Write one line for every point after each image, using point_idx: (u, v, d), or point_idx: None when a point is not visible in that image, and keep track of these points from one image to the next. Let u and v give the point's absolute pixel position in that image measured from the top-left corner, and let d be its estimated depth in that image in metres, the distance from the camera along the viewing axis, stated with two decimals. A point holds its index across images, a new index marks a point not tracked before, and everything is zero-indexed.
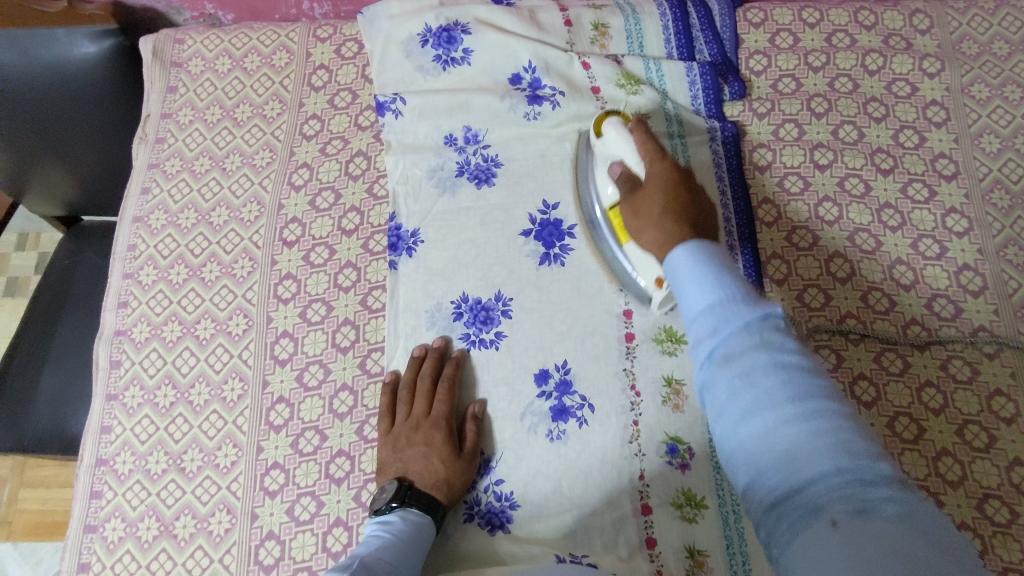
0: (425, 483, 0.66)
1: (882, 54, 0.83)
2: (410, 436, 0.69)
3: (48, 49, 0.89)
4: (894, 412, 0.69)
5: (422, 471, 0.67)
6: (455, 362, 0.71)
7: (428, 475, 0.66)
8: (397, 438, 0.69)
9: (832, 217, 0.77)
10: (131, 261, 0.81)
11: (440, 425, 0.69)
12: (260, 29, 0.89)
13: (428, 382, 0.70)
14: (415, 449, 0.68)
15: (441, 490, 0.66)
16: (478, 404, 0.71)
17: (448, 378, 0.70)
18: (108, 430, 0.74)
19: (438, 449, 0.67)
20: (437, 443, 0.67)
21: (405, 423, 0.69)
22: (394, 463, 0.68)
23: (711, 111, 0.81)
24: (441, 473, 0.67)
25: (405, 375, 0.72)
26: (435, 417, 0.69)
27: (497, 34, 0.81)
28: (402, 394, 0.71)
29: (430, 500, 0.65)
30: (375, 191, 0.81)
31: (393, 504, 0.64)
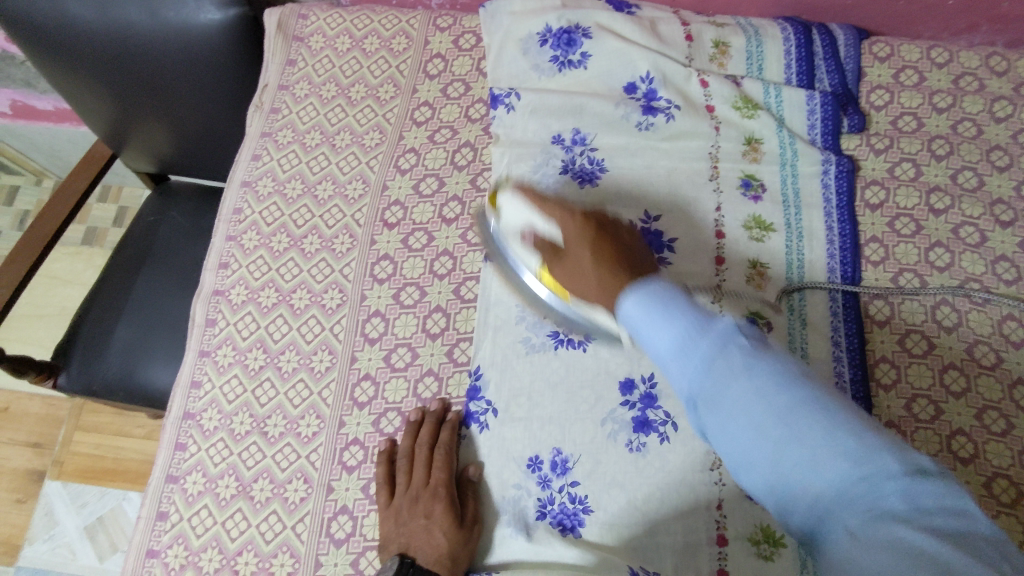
0: (429, 558, 0.63)
1: (1013, 102, 0.80)
2: (411, 508, 0.66)
3: (176, 13, 0.92)
4: (993, 472, 0.66)
5: (423, 545, 0.64)
6: (451, 427, 0.70)
7: (431, 549, 0.63)
8: (397, 512, 0.66)
9: (943, 262, 0.75)
10: (235, 224, 0.83)
11: (440, 494, 0.66)
12: (382, 13, 0.91)
13: (427, 449, 0.68)
14: (415, 521, 0.65)
15: (444, 566, 0.62)
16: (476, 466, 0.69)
17: (445, 445, 0.68)
18: (197, 385, 0.76)
19: (439, 520, 0.64)
20: (438, 513, 0.65)
21: (404, 495, 0.67)
22: (397, 538, 0.65)
23: (827, 142, 0.80)
24: (444, 547, 0.63)
25: (402, 443, 0.70)
26: (434, 486, 0.66)
27: (618, 41, 0.81)
28: (401, 463, 0.69)
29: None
30: (478, 183, 0.82)
31: None
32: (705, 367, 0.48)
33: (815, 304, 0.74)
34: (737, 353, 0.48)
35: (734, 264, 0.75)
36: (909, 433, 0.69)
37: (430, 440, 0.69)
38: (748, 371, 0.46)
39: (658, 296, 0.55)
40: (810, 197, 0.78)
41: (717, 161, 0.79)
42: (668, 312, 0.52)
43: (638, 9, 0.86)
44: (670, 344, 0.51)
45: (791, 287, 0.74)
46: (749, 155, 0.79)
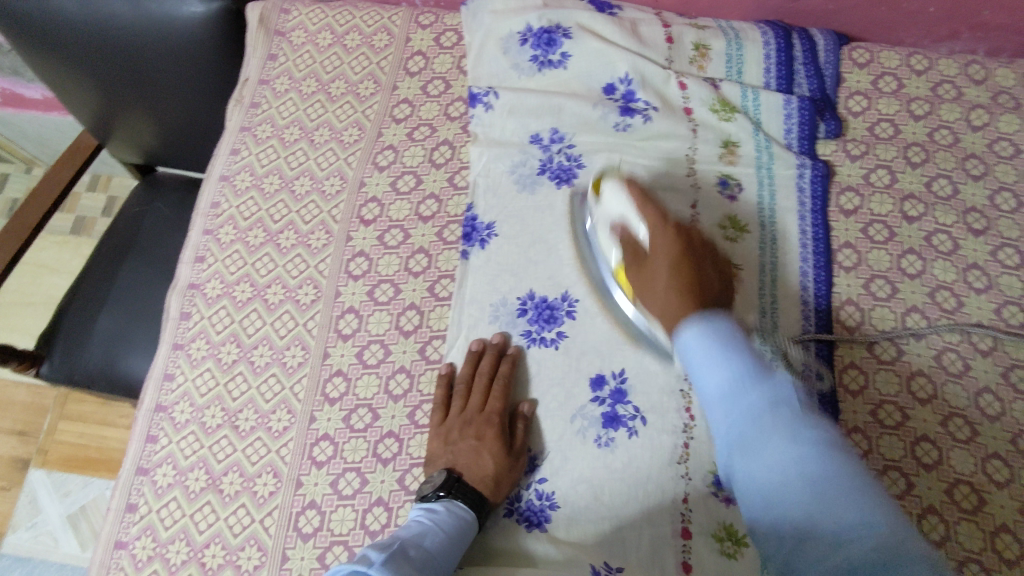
0: (474, 477, 0.66)
1: (989, 111, 0.81)
2: (462, 429, 0.69)
3: (160, 6, 0.92)
4: (955, 479, 0.67)
5: (471, 465, 0.67)
6: (512, 361, 0.71)
7: (477, 470, 0.66)
8: (448, 431, 0.69)
9: (915, 270, 0.75)
10: (212, 218, 0.83)
11: (492, 422, 0.69)
12: (365, 9, 0.91)
13: (486, 379, 0.71)
14: (465, 442, 0.68)
15: (487, 486, 0.66)
16: (529, 403, 0.71)
17: (504, 376, 0.70)
18: (170, 378, 0.76)
19: (488, 444, 0.67)
20: (488, 438, 0.68)
21: (458, 416, 0.70)
22: (446, 454, 0.68)
23: (803, 147, 0.80)
24: (490, 469, 0.66)
25: (462, 370, 0.72)
26: (488, 413, 0.69)
27: (598, 42, 0.81)
28: (459, 389, 0.71)
29: (476, 496, 0.65)
30: (456, 181, 0.82)
31: (439, 494, 0.64)
32: (744, 414, 0.52)
33: (787, 308, 0.74)
34: (783, 416, 0.52)
35: None
36: (874, 438, 0.69)
37: (491, 371, 0.71)
38: (766, 405, 0.53)
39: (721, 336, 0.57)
40: (785, 201, 0.78)
41: (694, 163, 0.79)
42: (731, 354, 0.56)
43: (620, 10, 0.86)
44: (702, 368, 0.56)
45: (764, 291, 0.75)
46: (725, 158, 0.79)
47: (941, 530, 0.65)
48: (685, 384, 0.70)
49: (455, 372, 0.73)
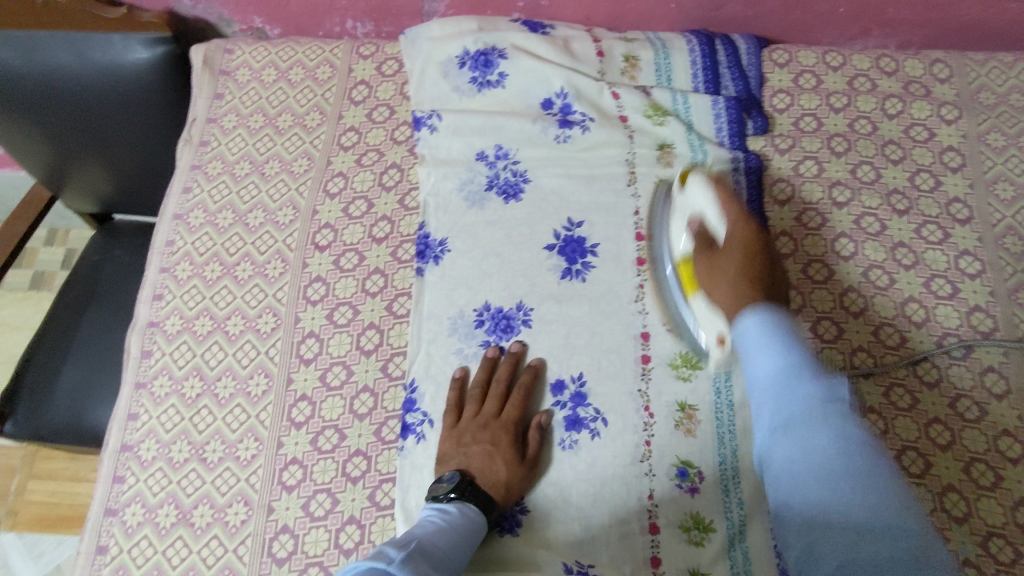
0: (485, 482, 0.66)
1: (902, 99, 0.86)
2: (476, 434, 0.70)
3: (103, 53, 0.94)
4: (902, 445, 0.70)
5: (483, 468, 0.67)
6: (534, 372, 0.73)
7: (489, 474, 0.67)
8: (462, 434, 0.70)
9: (848, 252, 0.79)
10: (168, 256, 0.84)
11: (508, 428, 0.70)
12: (306, 44, 0.94)
13: (503, 386, 0.72)
14: (479, 446, 0.69)
15: (499, 491, 0.66)
16: (545, 414, 0.72)
17: (524, 386, 0.72)
18: (134, 417, 0.76)
19: (502, 449, 0.68)
20: (504, 445, 0.68)
21: (473, 420, 0.70)
22: (457, 456, 0.68)
23: (734, 143, 0.84)
24: (503, 474, 0.67)
25: (476, 375, 0.73)
26: (505, 421, 0.70)
27: (532, 60, 0.85)
28: (474, 392, 0.72)
29: (488, 500, 0.65)
30: (406, 202, 0.84)
31: (452, 496, 0.64)
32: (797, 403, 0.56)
33: None
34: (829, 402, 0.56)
35: (654, 265, 0.78)
36: None
37: (508, 378, 0.72)
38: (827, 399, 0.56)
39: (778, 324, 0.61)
40: None
41: (634, 167, 0.83)
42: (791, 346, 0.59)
43: (552, 29, 0.90)
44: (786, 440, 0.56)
45: None
46: (663, 159, 0.83)
47: None
48: (643, 384, 0.73)
49: (469, 376, 0.74)
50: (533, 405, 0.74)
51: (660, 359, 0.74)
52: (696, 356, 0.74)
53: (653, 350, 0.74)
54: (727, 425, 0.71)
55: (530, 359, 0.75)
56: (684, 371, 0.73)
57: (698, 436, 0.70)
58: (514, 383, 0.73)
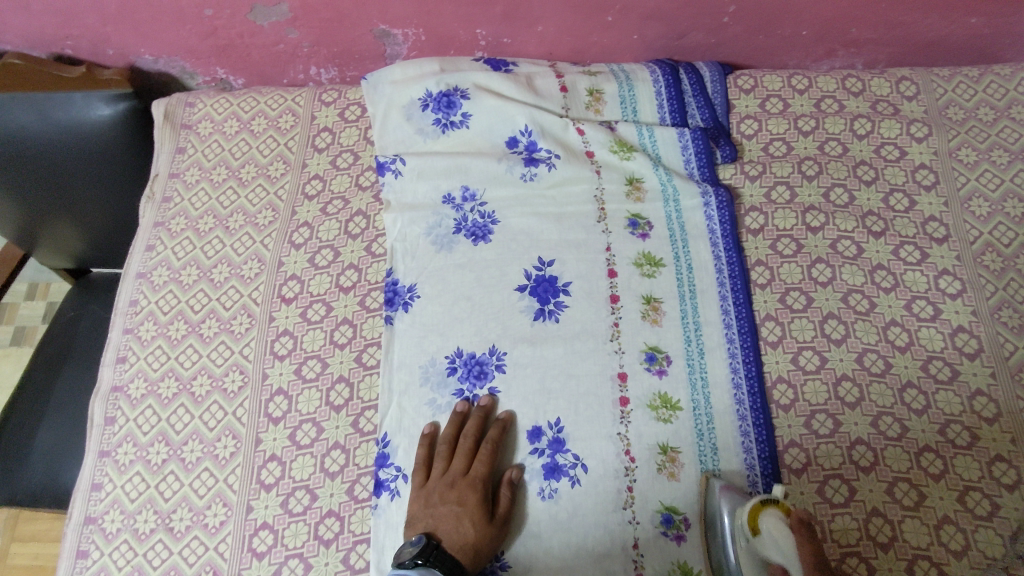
0: (454, 545, 0.64)
1: (870, 119, 0.85)
2: (444, 493, 0.67)
3: (64, 112, 0.93)
4: (893, 477, 0.68)
5: (452, 531, 0.64)
6: (502, 426, 0.70)
7: (457, 537, 0.64)
8: (429, 493, 0.67)
9: (825, 277, 0.78)
10: (132, 317, 0.82)
11: (476, 487, 0.67)
12: (268, 93, 0.93)
13: (472, 441, 0.69)
14: (447, 507, 0.66)
15: (468, 555, 0.63)
16: (516, 470, 0.69)
17: (493, 441, 0.69)
18: (98, 487, 0.74)
19: (470, 510, 0.65)
20: (472, 504, 0.66)
21: (441, 479, 0.68)
22: (425, 518, 0.66)
23: (705, 174, 0.83)
24: (471, 537, 0.64)
25: (445, 430, 0.71)
26: (473, 478, 0.67)
27: (495, 99, 0.84)
28: (441, 449, 0.70)
29: (455, 564, 0.62)
30: (374, 249, 0.83)
31: (416, 561, 0.61)
32: None
33: (711, 333, 0.75)
34: None
35: (628, 302, 0.77)
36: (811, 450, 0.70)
37: (477, 433, 0.69)
38: None
39: None
40: (695, 228, 0.80)
41: (603, 203, 0.81)
42: None
43: (515, 66, 0.89)
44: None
45: (686, 319, 0.76)
46: (632, 195, 0.82)
47: (888, 531, 0.66)
48: (623, 427, 0.71)
49: (439, 432, 0.71)
50: (504, 458, 0.71)
51: (638, 400, 0.72)
52: (675, 396, 0.72)
53: (631, 392, 0.72)
54: (711, 467, 0.69)
55: (500, 411, 0.72)
56: (663, 411, 0.71)
57: (682, 479, 0.69)
58: (483, 437, 0.70)
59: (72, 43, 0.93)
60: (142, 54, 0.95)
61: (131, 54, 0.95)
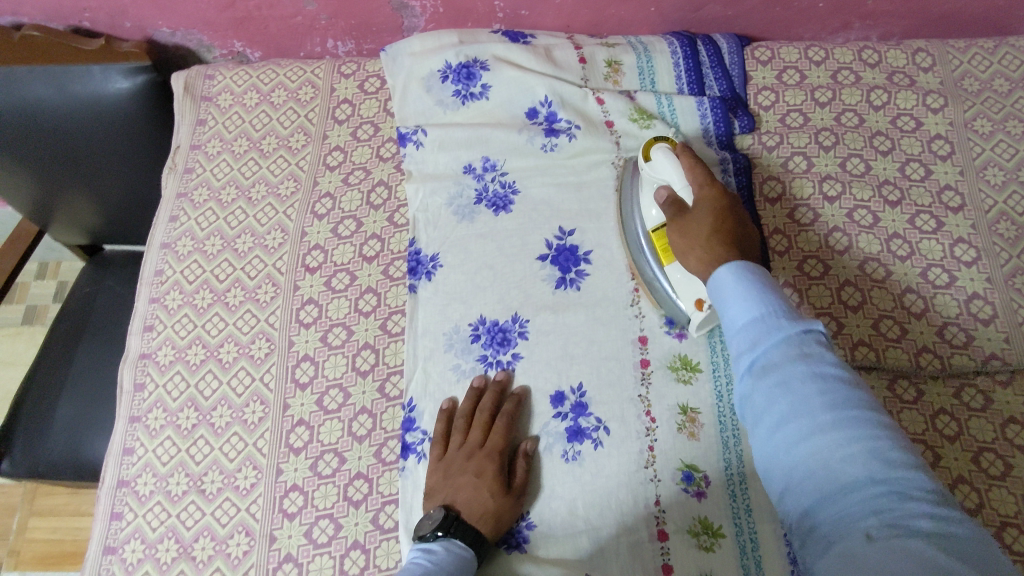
0: (473, 515, 0.64)
1: (887, 90, 0.86)
2: (462, 465, 0.68)
3: (83, 86, 0.93)
4: (909, 439, 0.70)
5: (469, 501, 0.65)
6: (518, 400, 0.71)
7: (476, 506, 0.65)
8: (447, 466, 0.68)
9: (842, 246, 0.79)
10: (157, 286, 0.83)
11: (494, 458, 0.68)
12: (287, 66, 0.93)
13: (488, 414, 0.70)
14: (465, 477, 0.67)
15: (487, 524, 0.64)
16: (532, 442, 0.70)
17: (509, 413, 0.70)
18: (130, 451, 0.75)
19: (488, 480, 0.66)
20: (490, 475, 0.66)
21: (458, 451, 0.69)
22: (443, 489, 0.66)
23: (723, 144, 0.84)
24: (490, 506, 0.65)
25: (463, 405, 0.71)
26: (491, 450, 0.68)
27: (515, 70, 0.85)
28: (459, 422, 0.70)
29: (475, 533, 0.63)
30: (396, 219, 0.84)
31: (437, 533, 0.62)
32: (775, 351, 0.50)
33: None
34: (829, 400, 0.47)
35: None
36: None
37: (494, 406, 0.70)
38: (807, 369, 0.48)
39: (751, 276, 0.56)
40: None
41: (623, 172, 0.82)
42: (764, 295, 0.54)
43: (533, 38, 0.89)
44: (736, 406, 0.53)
45: None
46: None
47: None
48: (644, 389, 0.72)
49: (457, 407, 0.72)
50: (518, 431, 0.72)
51: (659, 361, 0.73)
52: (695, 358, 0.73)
53: (652, 354, 0.73)
54: (730, 426, 0.69)
55: (515, 386, 0.73)
56: (683, 373, 0.72)
57: (702, 438, 0.69)
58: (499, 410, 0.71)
59: (90, 15, 0.93)
60: (160, 27, 0.95)
61: (149, 26, 0.95)
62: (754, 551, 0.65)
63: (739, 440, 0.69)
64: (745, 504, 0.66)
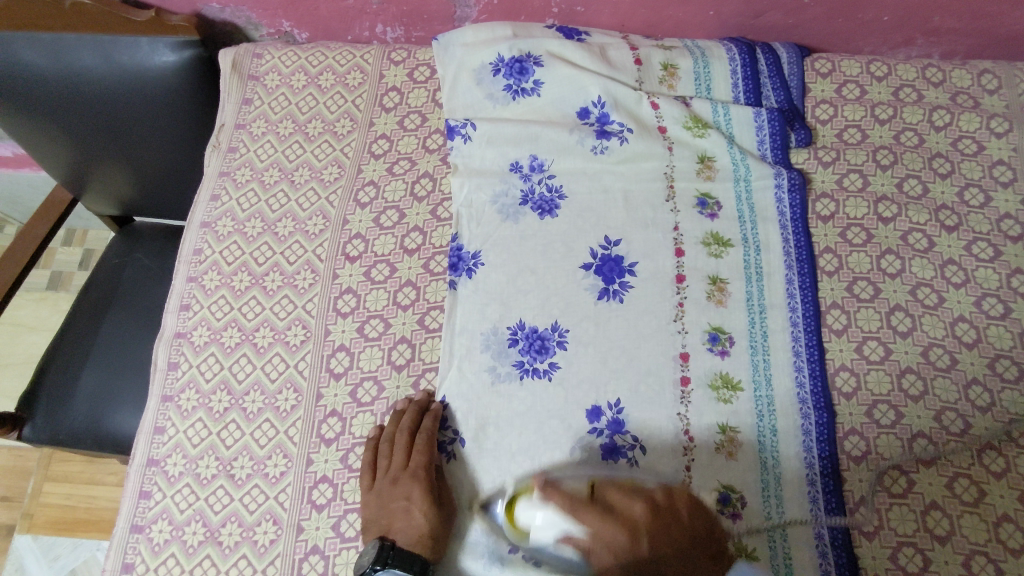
0: (411, 540, 0.65)
1: (950, 111, 0.84)
2: (391, 491, 0.67)
3: (131, 57, 0.92)
4: (953, 472, 0.68)
5: (404, 528, 0.65)
6: (435, 415, 0.70)
7: (412, 531, 0.65)
8: (379, 494, 0.68)
9: (894, 269, 0.77)
10: (195, 265, 0.82)
11: (419, 477, 0.67)
12: (337, 49, 0.92)
13: (408, 434, 0.69)
14: (396, 504, 0.67)
15: (427, 545, 0.65)
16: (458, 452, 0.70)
17: (428, 430, 0.69)
18: (161, 430, 0.75)
19: (417, 502, 0.66)
20: (418, 497, 0.66)
21: (386, 477, 0.68)
22: (380, 520, 0.67)
23: (777, 157, 0.82)
24: (426, 527, 0.65)
25: (387, 427, 0.71)
26: (414, 469, 0.67)
27: (569, 68, 0.83)
28: (383, 447, 0.70)
29: (416, 559, 0.63)
30: (439, 213, 0.82)
31: (376, 567, 0.61)
32: None
33: (775, 316, 0.75)
34: None
35: (695, 282, 0.76)
36: (871, 439, 0.70)
37: (412, 425, 0.69)
38: None
39: None
40: (765, 210, 0.79)
41: (673, 180, 0.80)
42: None
43: (587, 36, 0.87)
44: None
45: (752, 301, 0.75)
46: (702, 173, 0.81)
47: (945, 525, 0.66)
48: (683, 406, 0.71)
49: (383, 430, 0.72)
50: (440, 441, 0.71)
51: (700, 380, 0.72)
52: (737, 377, 0.72)
53: (692, 371, 0.72)
54: (763, 389, 0.72)
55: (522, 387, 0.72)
56: (724, 392, 0.72)
57: (740, 459, 0.69)
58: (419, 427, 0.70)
59: None
60: (209, 2, 0.94)
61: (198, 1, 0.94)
62: (774, 475, 0.69)
63: (777, 462, 0.69)
64: (766, 380, 0.72)
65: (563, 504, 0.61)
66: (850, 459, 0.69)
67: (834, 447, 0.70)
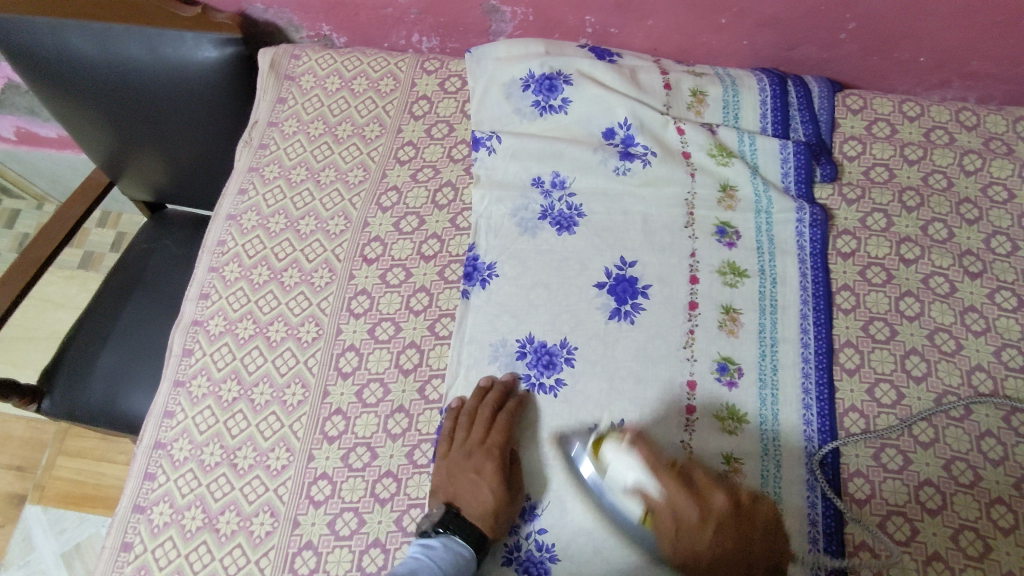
0: (474, 512, 0.66)
1: (981, 155, 0.82)
2: (464, 464, 0.69)
3: (174, 49, 0.95)
4: (959, 524, 0.66)
5: (469, 499, 0.67)
6: (518, 400, 0.71)
7: (477, 504, 0.66)
8: (449, 465, 0.69)
9: (913, 312, 0.75)
10: (218, 256, 0.84)
11: (494, 454, 0.68)
12: (372, 55, 0.94)
13: (490, 410, 0.70)
14: (467, 476, 0.68)
15: (487, 520, 0.65)
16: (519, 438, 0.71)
17: (510, 411, 0.70)
18: (170, 415, 0.77)
19: (487, 478, 0.67)
20: (488, 472, 0.67)
21: (461, 449, 0.70)
22: (448, 488, 0.68)
23: (801, 191, 0.81)
24: (489, 503, 0.66)
25: (468, 402, 0.72)
26: (490, 446, 0.68)
27: (598, 88, 0.83)
28: (463, 420, 0.71)
29: (475, 531, 0.65)
30: (458, 222, 0.83)
31: (438, 530, 0.65)
32: None
33: (787, 350, 0.74)
34: None
35: (708, 310, 0.76)
36: (876, 483, 0.69)
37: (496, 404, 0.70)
38: None
39: None
40: (784, 243, 0.79)
41: (693, 207, 0.80)
42: None
43: (619, 57, 0.88)
44: None
45: (763, 334, 0.75)
46: (724, 202, 0.81)
47: None
48: (686, 435, 0.70)
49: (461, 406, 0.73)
50: None
51: (705, 409, 0.71)
52: (744, 409, 0.71)
53: (698, 400, 0.72)
54: (770, 425, 0.71)
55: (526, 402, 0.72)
56: (730, 423, 0.71)
57: None
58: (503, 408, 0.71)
59: None
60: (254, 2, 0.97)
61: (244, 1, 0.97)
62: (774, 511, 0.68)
63: (779, 497, 0.68)
64: (773, 414, 0.71)
65: (646, 460, 0.63)
66: (852, 501, 0.68)
67: (837, 484, 0.69)
